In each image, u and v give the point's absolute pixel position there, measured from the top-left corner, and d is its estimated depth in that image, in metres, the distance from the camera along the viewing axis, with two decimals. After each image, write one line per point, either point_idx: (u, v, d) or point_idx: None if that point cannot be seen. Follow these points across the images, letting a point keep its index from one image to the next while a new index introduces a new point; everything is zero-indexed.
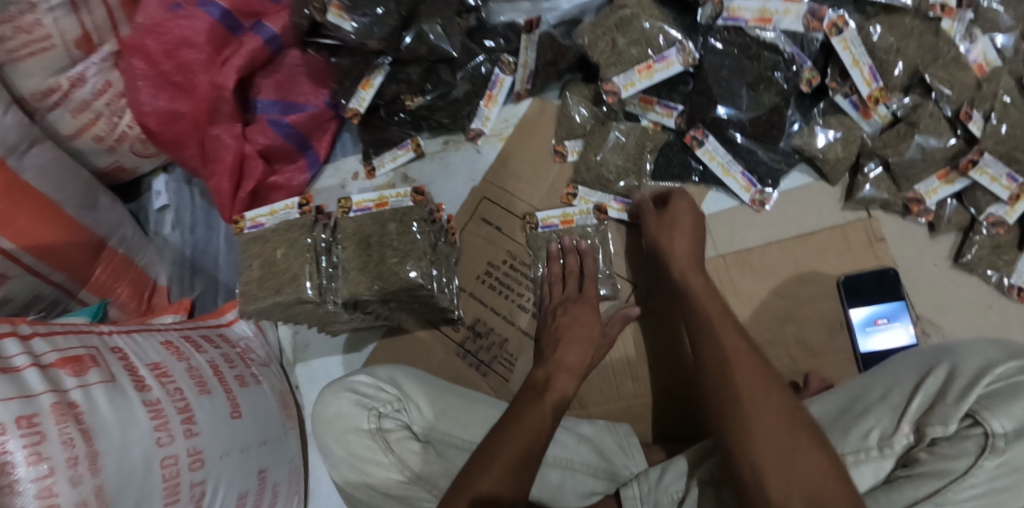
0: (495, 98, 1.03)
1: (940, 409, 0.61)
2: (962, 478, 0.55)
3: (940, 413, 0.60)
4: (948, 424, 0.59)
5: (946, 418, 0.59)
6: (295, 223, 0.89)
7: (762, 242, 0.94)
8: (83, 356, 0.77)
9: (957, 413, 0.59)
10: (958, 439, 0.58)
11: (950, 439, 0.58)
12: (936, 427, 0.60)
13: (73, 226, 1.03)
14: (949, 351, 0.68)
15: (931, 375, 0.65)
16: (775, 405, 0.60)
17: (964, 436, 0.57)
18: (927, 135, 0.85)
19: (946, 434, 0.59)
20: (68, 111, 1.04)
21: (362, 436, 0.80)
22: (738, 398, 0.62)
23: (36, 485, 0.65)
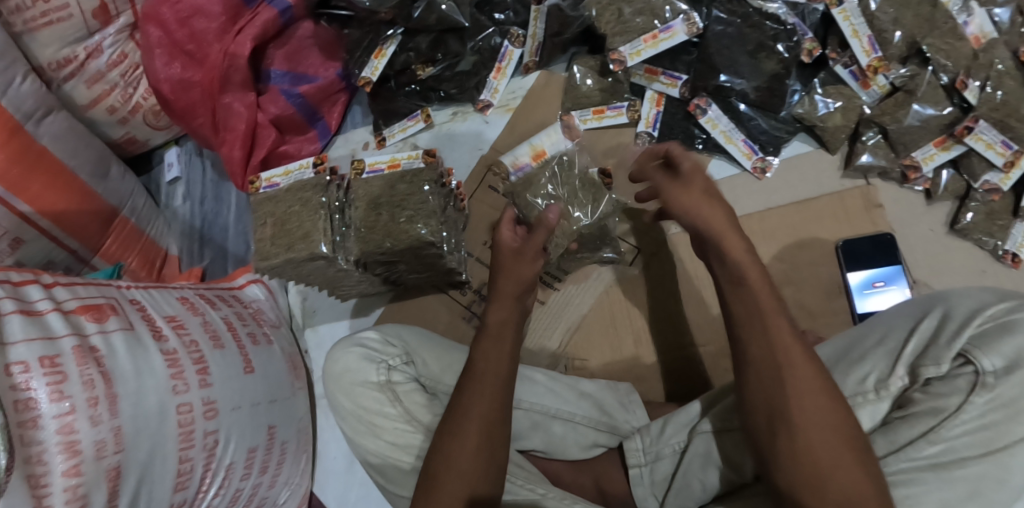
0: (504, 70, 1.06)
1: (932, 351, 0.63)
2: (954, 415, 0.58)
3: (933, 354, 0.63)
4: (941, 364, 0.62)
5: (939, 358, 0.62)
6: (308, 182, 0.91)
7: (763, 208, 0.96)
8: (102, 305, 0.79)
9: (950, 353, 0.62)
10: (952, 378, 0.61)
11: (943, 378, 0.61)
12: (929, 368, 0.62)
13: (87, 193, 1.05)
14: (942, 299, 0.69)
15: (925, 320, 0.67)
16: (814, 374, 0.57)
17: (955, 375, 0.61)
18: (925, 104, 0.88)
19: (940, 373, 0.62)
20: (82, 81, 1.06)
21: (371, 389, 0.82)
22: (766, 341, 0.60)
23: (57, 422, 0.67)
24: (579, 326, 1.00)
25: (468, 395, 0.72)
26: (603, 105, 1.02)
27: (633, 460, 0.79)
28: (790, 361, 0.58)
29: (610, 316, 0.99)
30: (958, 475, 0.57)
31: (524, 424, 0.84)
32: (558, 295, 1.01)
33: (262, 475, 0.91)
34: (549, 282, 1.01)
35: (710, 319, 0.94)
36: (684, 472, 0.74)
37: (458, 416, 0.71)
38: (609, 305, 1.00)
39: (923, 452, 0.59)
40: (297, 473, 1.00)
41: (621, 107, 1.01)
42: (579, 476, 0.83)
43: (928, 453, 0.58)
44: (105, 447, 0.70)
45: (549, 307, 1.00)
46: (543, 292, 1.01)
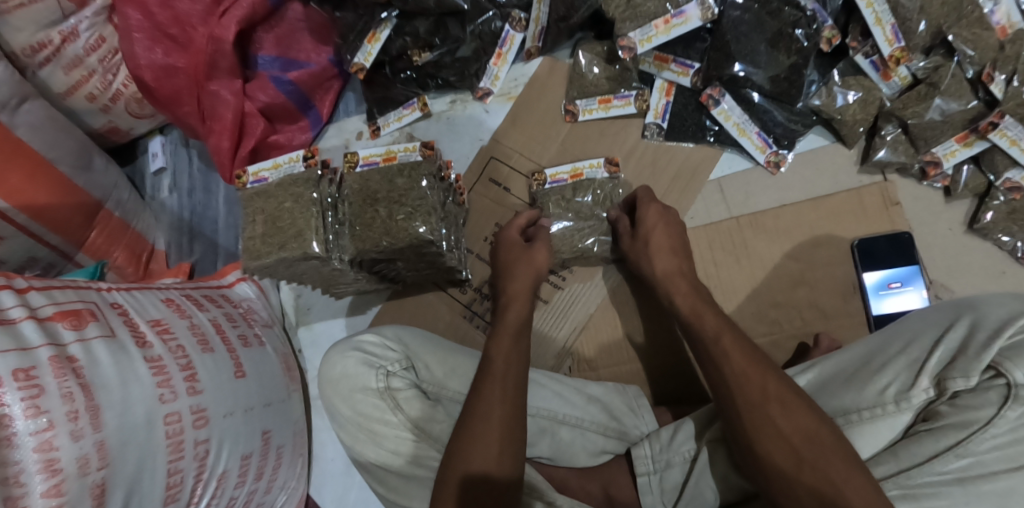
0: (505, 56, 1.00)
1: (960, 361, 0.59)
2: (983, 430, 0.55)
3: (961, 366, 0.59)
4: (970, 376, 0.57)
5: (967, 370, 0.58)
6: (300, 177, 0.86)
7: (776, 205, 0.93)
8: (81, 310, 0.74)
9: (979, 365, 0.57)
10: (982, 390, 0.56)
11: (973, 391, 0.57)
12: (957, 380, 0.58)
13: (68, 186, 0.99)
14: (971, 307, 0.64)
15: (950, 330, 0.63)
16: (762, 382, 0.62)
17: (987, 387, 0.56)
18: (948, 98, 0.83)
19: (969, 386, 0.57)
20: (59, 67, 1.00)
21: (371, 395, 0.78)
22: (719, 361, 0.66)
23: (35, 439, 0.63)
24: (585, 326, 0.96)
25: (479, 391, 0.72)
26: (610, 94, 0.97)
27: (642, 468, 0.75)
28: (743, 377, 0.63)
29: (617, 315, 0.95)
30: (985, 489, 0.53)
31: (531, 430, 0.81)
32: (564, 293, 0.97)
33: (257, 481, 0.88)
34: (555, 280, 0.98)
35: None
36: (695, 482, 0.71)
37: (477, 418, 0.69)
38: (616, 304, 0.96)
39: (949, 466, 0.55)
40: (293, 477, 0.97)
41: (629, 97, 0.96)
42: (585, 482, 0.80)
43: (954, 467, 0.55)
44: (88, 463, 0.66)
45: (553, 306, 0.97)
46: (548, 290, 0.97)
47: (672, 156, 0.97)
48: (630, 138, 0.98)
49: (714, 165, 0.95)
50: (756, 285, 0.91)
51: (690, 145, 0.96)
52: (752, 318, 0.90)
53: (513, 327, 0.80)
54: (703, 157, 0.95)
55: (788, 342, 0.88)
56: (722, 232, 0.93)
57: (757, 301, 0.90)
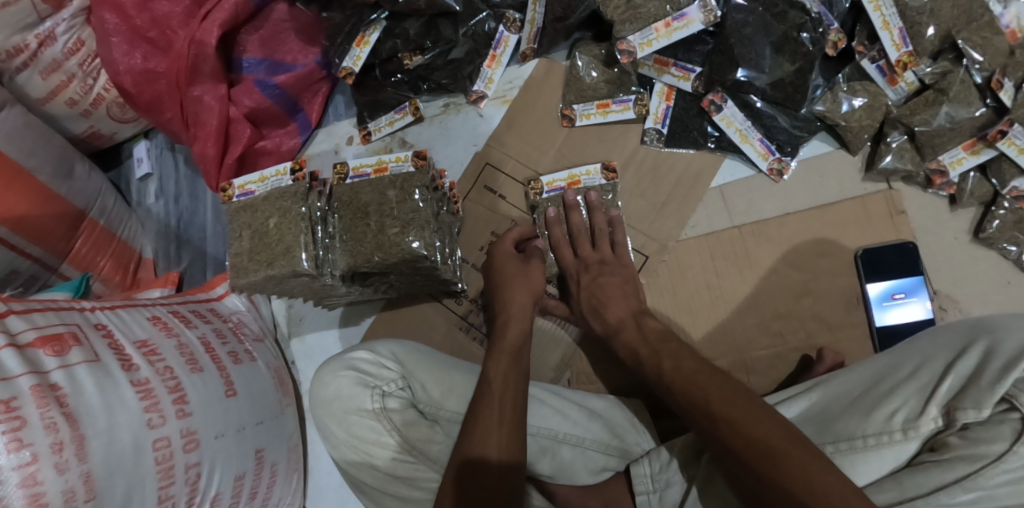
0: (499, 59, 0.97)
1: (972, 391, 0.56)
2: (994, 465, 0.52)
3: (973, 396, 0.56)
4: (982, 409, 0.55)
5: (980, 402, 0.55)
6: (288, 190, 0.82)
7: (779, 213, 0.91)
8: (63, 334, 0.72)
9: (992, 397, 0.54)
10: (994, 424, 0.54)
11: (984, 424, 0.54)
12: (968, 412, 0.55)
13: (49, 196, 0.96)
14: (988, 330, 0.61)
15: (964, 356, 0.59)
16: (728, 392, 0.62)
17: (999, 421, 0.53)
18: (956, 105, 0.81)
19: (979, 419, 0.55)
20: (36, 72, 0.96)
21: (366, 417, 0.76)
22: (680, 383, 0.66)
23: (18, 473, 0.61)
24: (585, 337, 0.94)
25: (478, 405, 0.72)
26: (608, 98, 0.94)
27: (641, 487, 0.74)
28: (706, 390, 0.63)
29: None
30: None
31: (531, 448, 0.79)
32: None
33: (251, 501, 0.86)
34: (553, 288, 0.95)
35: (723, 331, 0.89)
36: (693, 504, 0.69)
37: (478, 429, 0.70)
38: None
39: (955, 499, 0.52)
40: (289, 492, 0.95)
41: (628, 101, 0.93)
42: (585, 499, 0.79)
43: (962, 500, 0.52)
44: (74, 496, 0.64)
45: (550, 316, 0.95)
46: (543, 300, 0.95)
47: (673, 163, 0.94)
48: (630, 143, 0.95)
49: (715, 173, 0.93)
50: (757, 296, 0.89)
51: (691, 152, 0.93)
52: (755, 330, 0.88)
53: (510, 348, 0.78)
54: (704, 164, 0.93)
55: (790, 354, 0.86)
56: (724, 241, 0.91)
57: (759, 312, 0.88)
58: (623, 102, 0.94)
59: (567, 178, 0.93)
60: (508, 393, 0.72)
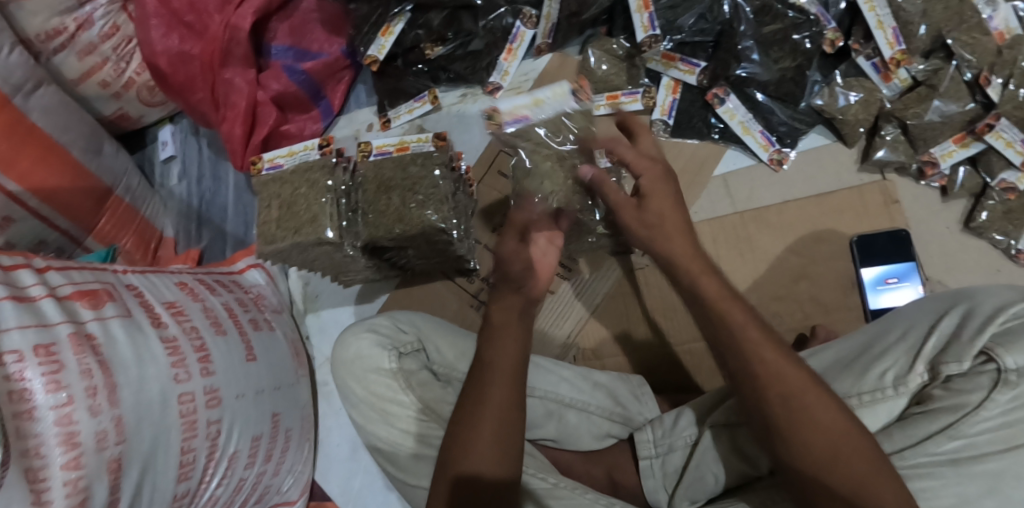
0: (515, 52, 1.03)
1: (954, 347, 0.61)
2: (975, 413, 0.57)
3: (955, 351, 0.61)
4: (963, 361, 0.60)
5: (961, 355, 0.60)
6: (314, 163, 0.88)
7: (779, 201, 0.95)
8: (98, 290, 0.76)
9: (972, 350, 0.60)
10: (974, 375, 0.59)
11: (965, 375, 0.59)
12: (951, 365, 0.61)
13: (80, 171, 1.00)
14: (967, 297, 0.67)
15: (945, 317, 0.66)
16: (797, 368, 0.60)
17: (978, 372, 0.59)
18: (947, 100, 0.86)
19: (961, 371, 0.60)
20: (73, 53, 1.00)
21: (384, 376, 0.80)
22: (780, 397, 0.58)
23: (55, 413, 0.64)
24: (590, 317, 0.99)
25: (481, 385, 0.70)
26: (618, 90, 0.98)
27: (645, 452, 0.78)
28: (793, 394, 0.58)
29: (625, 306, 0.99)
30: (977, 471, 0.55)
31: (538, 413, 0.83)
32: (570, 285, 0.99)
33: (265, 463, 0.89)
34: (563, 273, 0.99)
35: None
36: (697, 465, 0.72)
37: (478, 412, 0.69)
38: (623, 297, 0.99)
39: (940, 448, 0.57)
40: (300, 461, 0.97)
41: (636, 93, 0.98)
42: (590, 467, 0.82)
43: (946, 449, 0.57)
44: (106, 438, 0.67)
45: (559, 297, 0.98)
46: (554, 282, 0.98)
47: (679, 151, 0.98)
48: None
49: (718, 162, 0.98)
50: (756, 278, 0.93)
51: (696, 142, 0.98)
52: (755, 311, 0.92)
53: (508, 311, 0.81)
54: (709, 153, 0.98)
55: (786, 334, 0.90)
56: (727, 227, 0.96)
57: (758, 293, 0.92)
58: (632, 94, 0.98)
59: (530, 104, 0.79)
60: (506, 361, 0.71)
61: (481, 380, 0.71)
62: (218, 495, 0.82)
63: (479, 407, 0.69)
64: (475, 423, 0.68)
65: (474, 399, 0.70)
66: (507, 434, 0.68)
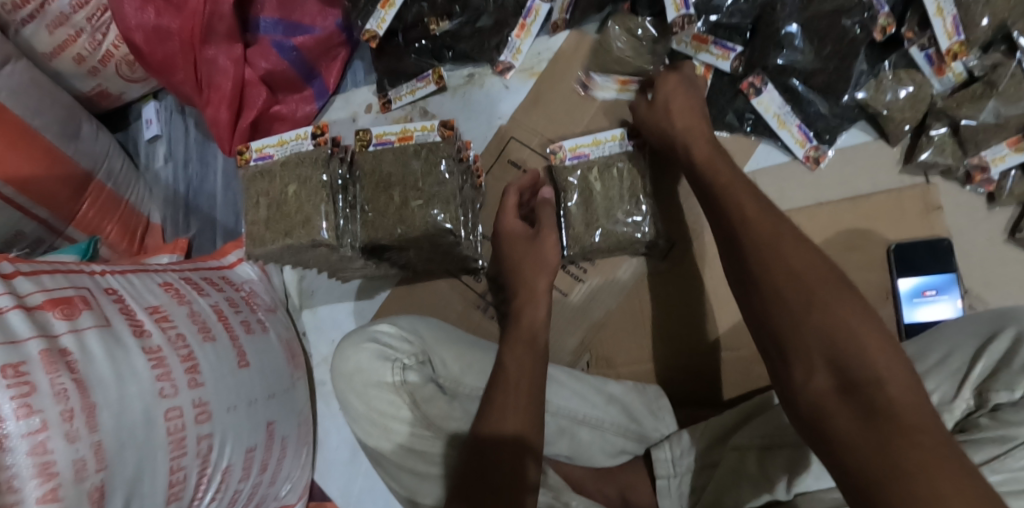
0: (529, 28, 0.93)
1: (1004, 375, 0.61)
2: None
3: (1005, 380, 0.61)
4: (1013, 391, 0.60)
5: (1012, 385, 0.60)
6: (307, 156, 0.79)
7: (812, 203, 0.88)
8: (73, 297, 0.69)
9: (1023, 380, 0.59)
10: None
11: (1014, 404, 0.60)
12: (1001, 394, 0.60)
13: (54, 155, 0.91)
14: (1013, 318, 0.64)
15: (994, 340, 0.63)
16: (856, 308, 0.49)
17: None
18: (1005, 101, 0.78)
19: (1011, 400, 0.60)
20: (42, 25, 0.90)
21: (386, 390, 0.74)
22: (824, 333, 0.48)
23: (28, 441, 0.59)
24: (603, 324, 0.92)
25: (499, 411, 0.66)
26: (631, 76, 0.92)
27: (662, 471, 0.74)
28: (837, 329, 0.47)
29: (638, 308, 0.91)
30: None
31: (550, 429, 0.78)
32: (584, 287, 0.92)
33: (261, 473, 0.84)
34: (575, 272, 0.93)
35: (738, 324, 0.88)
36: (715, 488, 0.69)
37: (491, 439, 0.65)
38: (637, 299, 0.91)
39: None
40: (298, 466, 0.93)
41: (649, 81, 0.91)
42: (602, 485, 0.77)
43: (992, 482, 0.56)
44: (85, 466, 0.62)
45: (571, 299, 0.93)
46: (567, 283, 0.93)
47: None
48: None
49: (749, 157, 0.90)
50: None
51: (725, 135, 0.91)
52: None
53: (526, 333, 0.74)
54: (739, 147, 0.91)
55: None
56: None
57: None
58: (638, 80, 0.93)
59: (591, 144, 0.89)
60: (524, 379, 0.68)
61: (496, 397, 0.68)
62: None
63: (495, 432, 0.65)
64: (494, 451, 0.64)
65: (489, 423, 0.66)
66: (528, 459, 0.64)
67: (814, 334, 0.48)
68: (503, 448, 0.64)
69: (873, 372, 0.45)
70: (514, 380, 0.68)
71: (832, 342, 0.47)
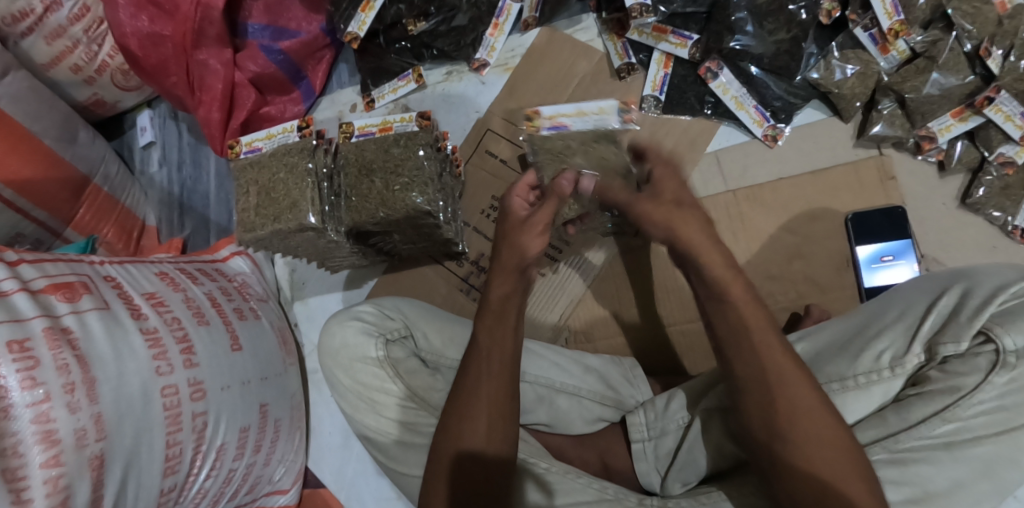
0: (502, 27, 1.00)
1: (952, 327, 0.59)
2: (972, 395, 0.55)
3: (953, 331, 0.58)
4: (960, 343, 0.58)
5: (959, 336, 0.58)
6: (294, 146, 0.85)
7: (773, 179, 0.93)
8: (73, 282, 0.73)
9: (970, 331, 0.57)
10: (970, 357, 0.57)
11: (961, 357, 0.58)
12: (948, 346, 0.58)
13: (54, 160, 0.96)
14: (966, 275, 0.64)
15: (943, 296, 0.62)
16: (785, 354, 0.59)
17: (976, 353, 0.57)
18: (946, 73, 0.84)
19: (958, 352, 0.58)
20: (41, 37, 0.96)
21: (371, 365, 0.78)
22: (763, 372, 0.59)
23: (32, 410, 0.62)
24: (582, 298, 0.97)
25: (472, 375, 0.70)
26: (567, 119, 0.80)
27: (637, 435, 0.76)
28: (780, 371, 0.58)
29: (614, 286, 0.97)
30: (972, 454, 0.55)
31: (529, 398, 0.81)
32: (561, 267, 0.98)
33: (255, 454, 0.88)
34: (552, 254, 0.98)
35: None
36: (688, 448, 0.71)
37: (465, 401, 0.69)
38: (612, 277, 0.97)
39: (936, 431, 0.56)
40: (291, 450, 0.97)
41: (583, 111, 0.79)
42: (583, 451, 0.81)
43: (941, 432, 0.56)
44: (86, 435, 0.65)
45: (549, 279, 0.98)
46: (545, 264, 0.98)
47: (670, 129, 0.96)
48: None
49: (712, 137, 0.96)
50: (750, 257, 0.92)
51: (688, 118, 0.96)
52: None
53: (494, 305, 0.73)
54: (702, 129, 0.96)
55: (780, 314, 0.89)
56: (720, 205, 0.94)
57: (750, 272, 0.91)
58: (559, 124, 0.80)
59: (573, 114, 0.81)
60: (495, 348, 0.70)
61: (473, 369, 0.70)
62: (208, 487, 0.81)
63: (470, 395, 0.68)
64: (469, 411, 0.68)
65: (464, 390, 0.69)
66: (501, 417, 0.68)
67: (757, 376, 0.59)
68: (476, 408, 0.68)
69: (794, 401, 0.57)
70: (489, 346, 0.70)
71: (764, 376, 0.58)
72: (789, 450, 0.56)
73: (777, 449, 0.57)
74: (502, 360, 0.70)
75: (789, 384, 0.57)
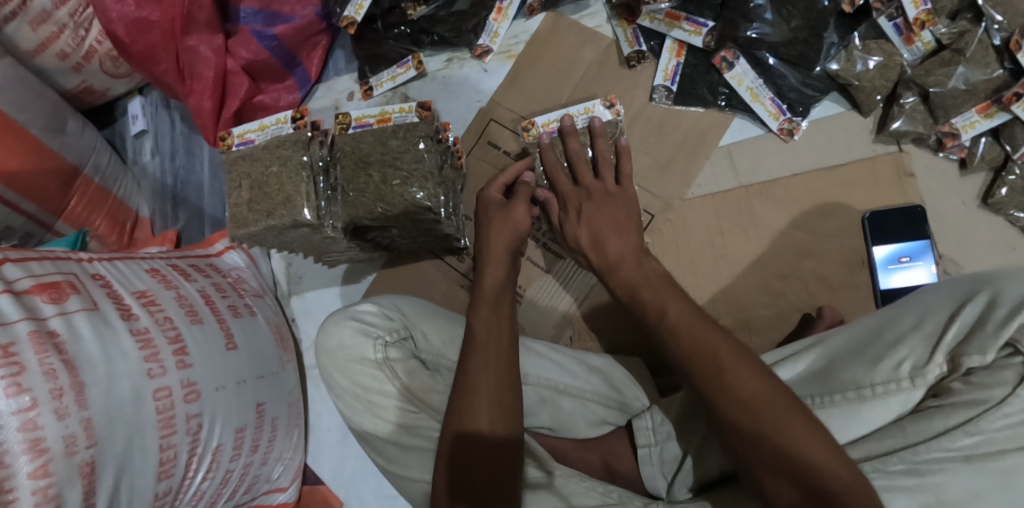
0: (506, 12, 0.95)
1: (977, 339, 0.55)
2: (997, 408, 0.52)
3: (978, 342, 0.55)
4: (987, 354, 0.54)
5: (985, 347, 0.54)
6: (287, 138, 0.81)
7: (786, 174, 0.90)
8: (61, 282, 0.71)
9: (996, 342, 0.54)
10: (997, 369, 0.54)
11: (988, 369, 0.54)
12: (973, 357, 0.55)
13: (41, 150, 0.92)
14: (989, 282, 0.61)
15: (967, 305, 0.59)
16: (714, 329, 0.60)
17: (1003, 365, 0.54)
18: (973, 66, 0.80)
19: (984, 363, 0.54)
20: (25, 23, 0.91)
21: (369, 366, 0.76)
22: (685, 336, 0.60)
23: (17, 418, 0.60)
24: (587, 295, 0.95)
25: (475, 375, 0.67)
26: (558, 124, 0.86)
27: (643, 439, 0.73)
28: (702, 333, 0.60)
29: None
30: None
31: (532, 400, 0.79)
32: (565, 262, 0.96)
33: (252, 454, 0.86)
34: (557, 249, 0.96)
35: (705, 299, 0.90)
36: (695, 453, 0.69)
37: (467, 402, 0.66)
38: None
39: (957, 443, 0.52)
40: (289, 448, 0.95)
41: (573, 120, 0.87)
42: (585, 453, 0.78)
43: (963, 445, 0.52)
44: (75, 442, 0.63)
45: (553, 276, 0.96)
46: (549, 260, 0.96)
47: (680, 121, 0.93)
48: (637, 101, 0.94)
49: (724, 131, 0.92)
50: (761, 255, 0.89)
51: (699, 110, 0.92)
52: (757, 290, 0.88)
53: (491, 294, 0.75)
54: (712, 123, 0.92)
55: (792, 314, 0.86)
56: (731, 201, 0.91)
57: (760, 271, 0.88)
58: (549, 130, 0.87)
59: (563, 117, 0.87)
60: (492, 342, 0.69)
61: (473, 366, 0.68)
62: (204, 489, 0.80)
63: (472, 394, 0.66)
64: (471, 409, 0.65)
65: (466, 392, 0.66)
66: (505, 411, 0.65)
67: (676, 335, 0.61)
68: (480, 407, 0.65)
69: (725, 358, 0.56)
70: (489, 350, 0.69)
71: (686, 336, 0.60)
72: (734, 414, 0.54)
73: (717, 397, 0.55)
74: (504, 365, 0.68)
75: (722, 351, 0.57)
